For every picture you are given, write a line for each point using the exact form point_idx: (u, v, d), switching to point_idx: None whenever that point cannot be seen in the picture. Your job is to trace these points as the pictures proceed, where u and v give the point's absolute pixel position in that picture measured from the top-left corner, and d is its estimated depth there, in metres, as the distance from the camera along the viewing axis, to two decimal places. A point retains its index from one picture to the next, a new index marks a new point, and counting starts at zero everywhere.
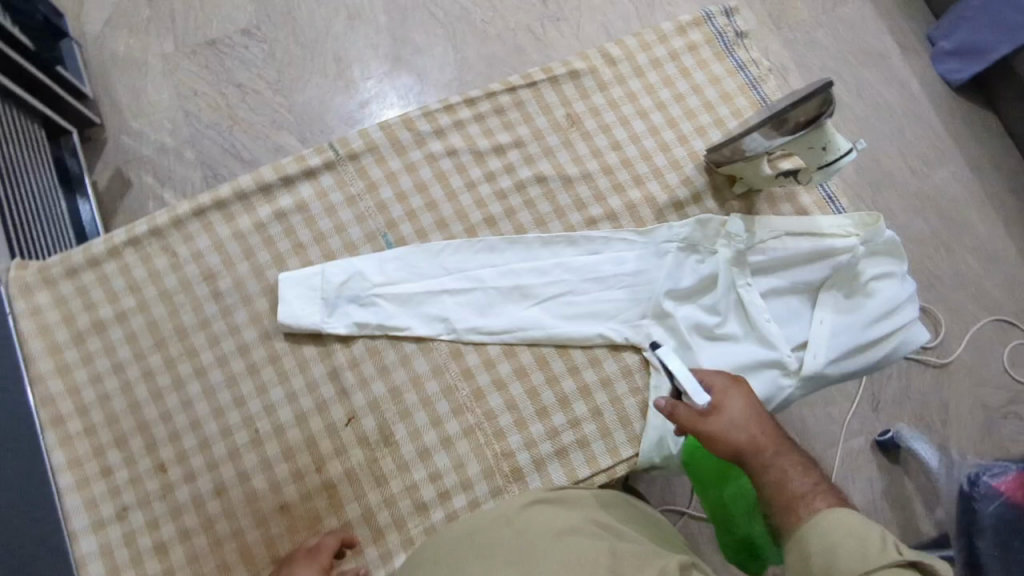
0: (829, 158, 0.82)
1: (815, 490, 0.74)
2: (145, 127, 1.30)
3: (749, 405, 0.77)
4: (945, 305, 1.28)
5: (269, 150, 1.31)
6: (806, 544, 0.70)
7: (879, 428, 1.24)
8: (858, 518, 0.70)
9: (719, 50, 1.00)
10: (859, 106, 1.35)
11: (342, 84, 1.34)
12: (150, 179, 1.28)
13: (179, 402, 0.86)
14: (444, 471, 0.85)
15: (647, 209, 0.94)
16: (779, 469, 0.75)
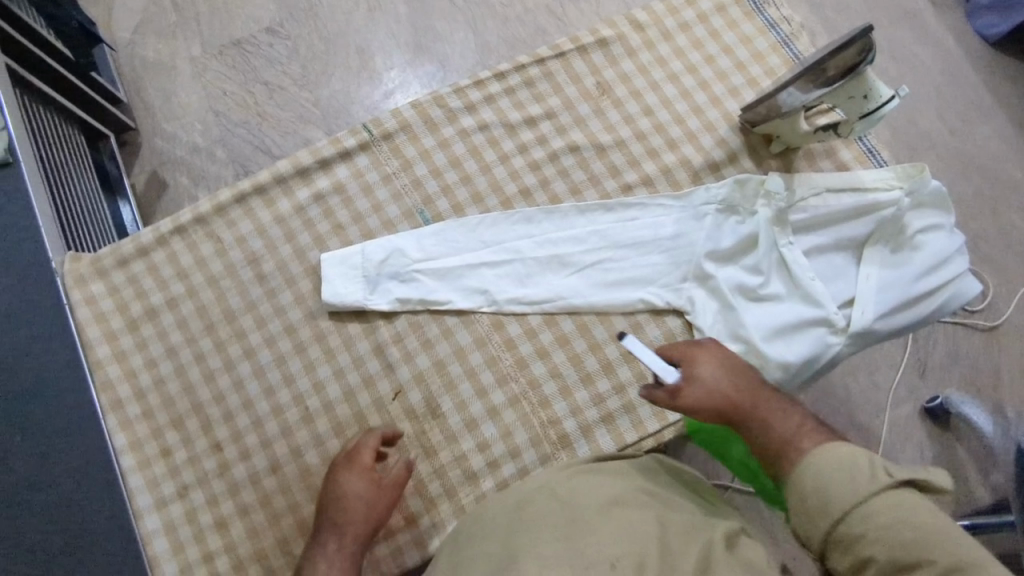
0: (871, 106, 0.80)
1: (801, 431, 0.71)
2: (179, 127, 1.33)
3: (718, 365, 0.75)
4: (993, 264, 1.24)
5: (298, 144, 1.33)
6: (800, 486, 0.67)
7: (927, 394, 1.21)
8: (845, 450, 0.67)
9: (748, 11, 0.98)
10: (893, 65, 1.31)
11: (365, 76, 1.36)
12: (185, 179, 1.31)
13: (231, 383, 0.88)
14: (492, 440, 0.86)
15: (682, 172, 0.93)
16: (764, 419, 0.73)
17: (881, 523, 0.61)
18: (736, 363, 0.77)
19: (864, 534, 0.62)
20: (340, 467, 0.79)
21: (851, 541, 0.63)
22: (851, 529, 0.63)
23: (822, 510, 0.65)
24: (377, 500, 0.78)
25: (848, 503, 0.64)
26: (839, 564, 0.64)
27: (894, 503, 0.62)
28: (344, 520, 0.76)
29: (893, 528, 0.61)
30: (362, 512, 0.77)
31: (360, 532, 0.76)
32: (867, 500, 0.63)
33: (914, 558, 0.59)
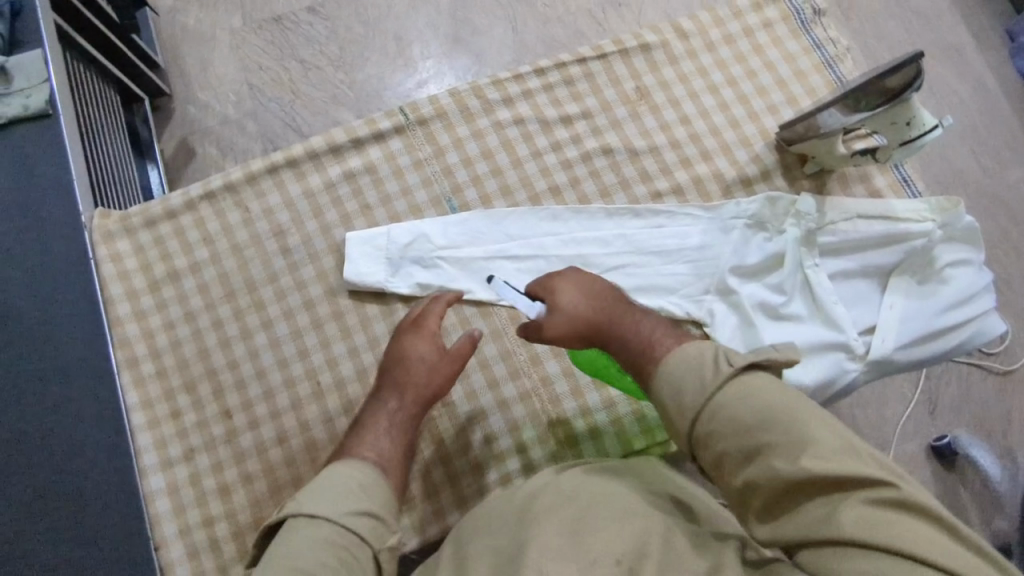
0: (913, 134, 0.79)
1: (657, 336, 0.73)
2: (213, 97, 1.34)
3: (578, 292, 0.77)
4: (1015, 307, 1.22)
5: (328, 124, 1.34)
6: (657, 395, 0.68)
7: (935, 433, 1.20)
8: (691, 348, 0.69)
9: (795, 29, 0.98)
10: (931, 98, 1.30)
11: (401, 62, 1.36)
12: (214, 148, 1.32)
13: (246, 351, 0.88)
14: (499, 433, 0.86)
15: (714, 184, 0.92)
16: (620, 334, 0.74)
17: (729, 415, 0.63)
18: (601, 285, 0.78)
19: (717, 427, 0.63)
20: (405, 331, 0.80)
21: (707, 440, 0.64)
22: (706, 426, 0.64)
23: (678, 414, 0.66)
24: (441, 368, 0.78)
25: (697, 399, 0.65)
26: (703, 461, 0.65)
27: (739, 389, 0.64)
28: (405, 382, 0.77)
29: (738, 417, 0.62)
30: (423, 375, 0.78)
31: (421, 394, 0.77)
32: (715, 395, 0.64)
33: (762, 442, 0.60)
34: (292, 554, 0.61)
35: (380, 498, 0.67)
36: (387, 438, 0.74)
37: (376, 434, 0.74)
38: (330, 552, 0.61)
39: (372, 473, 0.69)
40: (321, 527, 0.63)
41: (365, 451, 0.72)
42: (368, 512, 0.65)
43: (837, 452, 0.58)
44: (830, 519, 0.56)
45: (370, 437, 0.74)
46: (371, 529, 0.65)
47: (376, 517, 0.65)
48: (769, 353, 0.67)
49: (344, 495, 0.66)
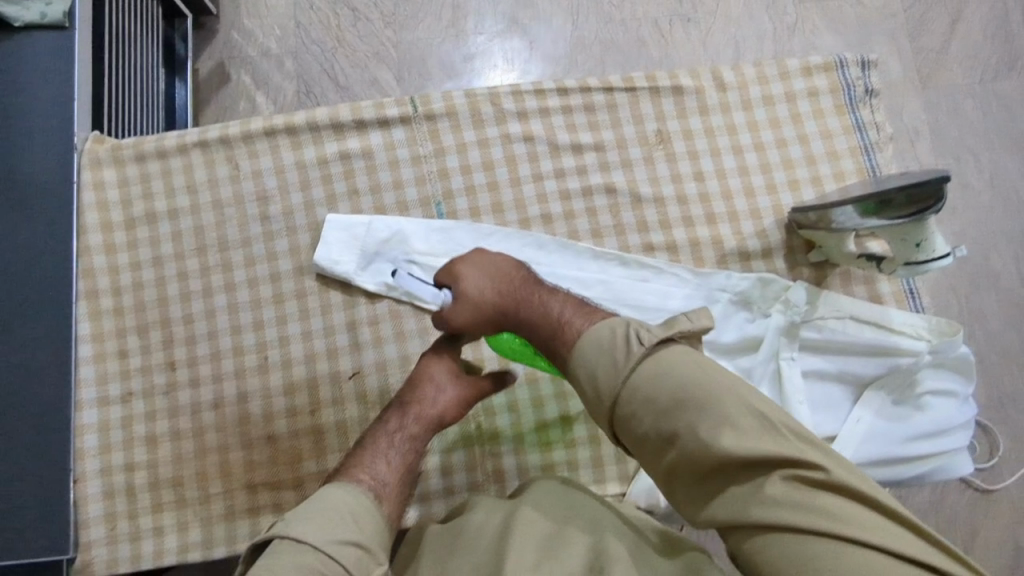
0: (919, 258, 0.73)
1: (569, 314, 0.65)
2: (257, 27, 1.32)
3: (483, 273, 0.70)
4: (1011, 430, 1.16)
5: (364, 81, 1.30)
6: (572, 376, 0.62)
7: None
8: (602, 331, 0.61)
9: (841, 104, 0.91)
10: (986, 193, 1.21)
11: (453, 33, 1.31)
12: (247, 79, 1.30)
13: (204, 308, 0.88)
14: (429, 450, 0.84)
15: (710, 251, 0.88)
16: (530, 318, 0.66)
17: (648, 396, 0.58)
18: (508, 265, 0.71)
19: (636, 409, 0.58)
20: (421, 360, 0.76)
21: (628, 424, 0.59)
22: (624, 407, 0.59)
23: (595, 395, 0.60)
24: (446, 391, 0.74)
25: (613, 384, 0.59)
26: (624, 441, 0.61)
27: (653, 365, 0.58)
28: (408, 403, 0.73)
29: (654, 400, 0.57)
30: (432, 397, 0.73)
31: (424, 414, 0.72)
32: (630, 376, 0.59)
33: (682, 425, 0.56)
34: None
35: (369, 528, 0.62)
36: (384, 458, 0.69)
37: (372, 455, 0.69)
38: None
39: (362, 497, 0.64)
40: (304, 551, 0.58)
41: (360, 473, 0.67)
42: (356, 541, 0.60)
43: (757, 430, 0.55)
44: (759, 497, 0.54)
45: (368, 458, 0.69)
46: (357, 560, 0.59)
47: (365, 547, 0.60)
48: (682, 326, 0.61)
49: (331, 522, 0.60)
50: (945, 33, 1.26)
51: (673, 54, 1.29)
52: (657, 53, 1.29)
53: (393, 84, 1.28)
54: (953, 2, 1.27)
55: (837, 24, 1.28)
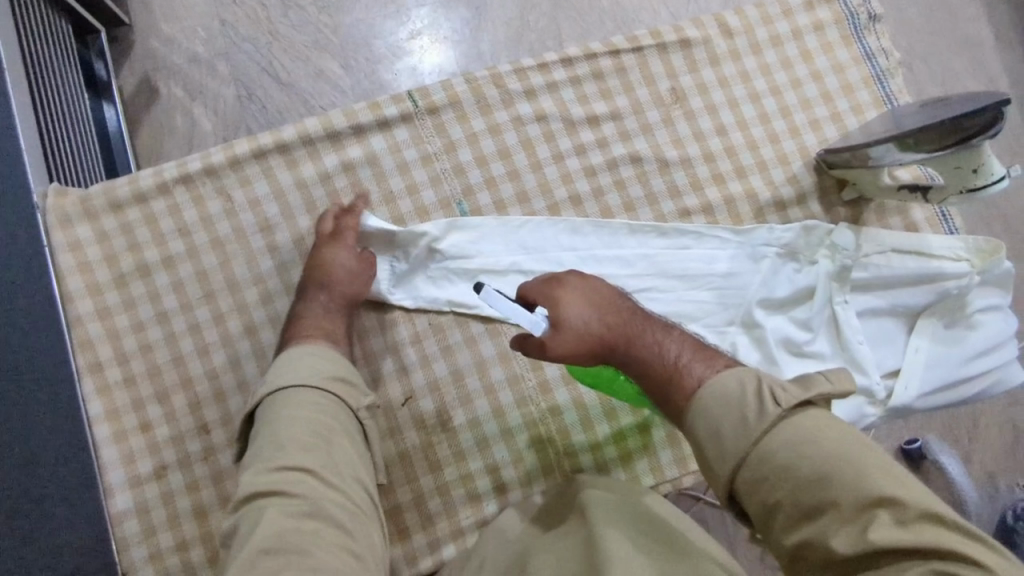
0: (977, 183, 0.72)
1: (685, 358, 0.66)
2: (179, 30, 1.14)
3: (585, 304, 0.68)
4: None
5: (310, 75, 1.14)
6: (692, 427, 0.61)
7: (905, 435, 1.12)
8: (731, 381, 0.61)
9: (847, 34, 0.89)
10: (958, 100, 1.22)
11: (392, 8, 1.16)
12: (180, 91, 1.13)
13: (227, 360, 0.79)
14: (502, 463, 0.81)
15: (746, 205, 0.86)
16: (639, 359, 0.67)
17: (783, 463, 0.56)
18: (607, 294, 0.70)
19: (768, 474, 0.57)
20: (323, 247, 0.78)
21: (754, 488, 0.57)
22: (752, 470, 0.57)
23: (719, 454, 0.59)
24: (358, 267, 0.79)
25: (746, 444, 0.58)
26: (748, 508, 0.59)
27: (792, 434, 0.57)
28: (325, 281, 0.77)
29: (795, 469, 0.56)
30: (344, 274, 0.78)
31: (342, 288, 0.77)
32: (763, 439, 0.58)
33: (826, 497, 0.54)
34: (289, 418, 0.68)
35: (342, 364, 0.74)
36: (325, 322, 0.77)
37: (314, 319, 0.77)
38: (318, 412, 0.69)
39: (323, 347, 0.74)
40: (304, 392, 0.70)
41: (311, 333, 0.75)
42: (338, 375, 0.73)
43: (911, 519, 0.52)
44: None
45: (311, 323, 0.76)
46: (345, 389, 0.73)
47: (347, 380, 0.73)
48: (821, 388, 0.60)
49: (313, 368, 0.72)
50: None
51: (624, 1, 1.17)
52: (609, 2, 1.17)
53: (344, 76, 1.14)
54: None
55: None
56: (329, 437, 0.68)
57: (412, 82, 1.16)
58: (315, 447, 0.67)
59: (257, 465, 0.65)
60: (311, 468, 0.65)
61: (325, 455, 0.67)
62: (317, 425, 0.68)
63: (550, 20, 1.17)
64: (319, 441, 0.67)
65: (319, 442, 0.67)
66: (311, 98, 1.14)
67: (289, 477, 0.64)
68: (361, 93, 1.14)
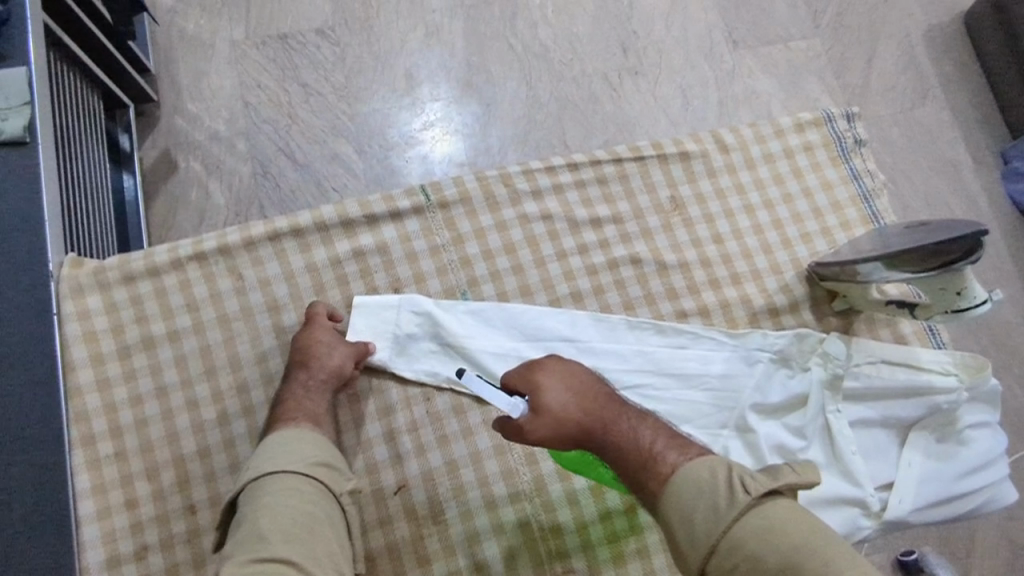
0: (961, 304, 0.75)
1: (659, 446, 0.68)
2: (204, 111, 1.20)
3: (564, 387, 0.71)
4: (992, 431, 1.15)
5: (325, 157, 1.20)
6: (665, 513, 0.63)
7: (902, 547, 1.10)
8: (703, 471, 0.63)
9: (835, 156, 0.95)
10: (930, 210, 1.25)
11: (408, 101, 1.23)
12: (198, 166, 1.18)
13: (221, 439, 0.79)
14: (492, 561, 0.78)
15: (742, 310, 0.88)
16: (616, 445, 0.68)
17: (751, 553, 0.58)
18: (586, 380, 0.73)
19: (738, 562, 0.58)
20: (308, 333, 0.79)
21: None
22: (723, 559, 0.59)
23: (691, 541, 0.61)
24: (339, 347, 0.79)
25: (718, 531, 0.60)
26: None
27: (759, 523, 0.59)
28: (307, 364, 0.77)
29: (762, 558, 0.58)
30: (324, 354, 0.78)
31: (322, 365, 0.77)
32: (734, 526, 0.60)
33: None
34: (275, 504, 0.66)
35: (325, 449, 0.73)
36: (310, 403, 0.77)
37: (295, 401, 0.77)
38: (303, 499, 0.68)
39: (302, 430, 0.74)
40: (289, 478, 0.69)
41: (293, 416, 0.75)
42: (324, 462, 0.72)
43: None
44: None
45: (293, 405, 0.76)
46: (330, 475, 0.72)
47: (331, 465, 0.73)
48: (789, 479, 0.63)
49: (297, 454, 0.71)
50: (865, 68, 1.30)
51: (627, 107, 1.26)
52: (612, 107, 1.25)
53: (357, 161, 1.20)
54: (866, 40, 1.31)
55: (771, 67, 1.29)
56: (312, 526, 0.66)
57: (422, 171, 1.22)
58: (295, 538, 0.64)
59: (238, 557, 0.63)
60: (294, 560, 0.62)
61: (309, 546, 0.65)
62: (302, 515, 0.67)
63: (556, 121, 1.25)
64: (302, 531, 0.65)
65: (303, 531, 0.65)
66: (324, 179, 1.19)
67: (271, 568, 0.61)
68: (372, 179, 1.20)
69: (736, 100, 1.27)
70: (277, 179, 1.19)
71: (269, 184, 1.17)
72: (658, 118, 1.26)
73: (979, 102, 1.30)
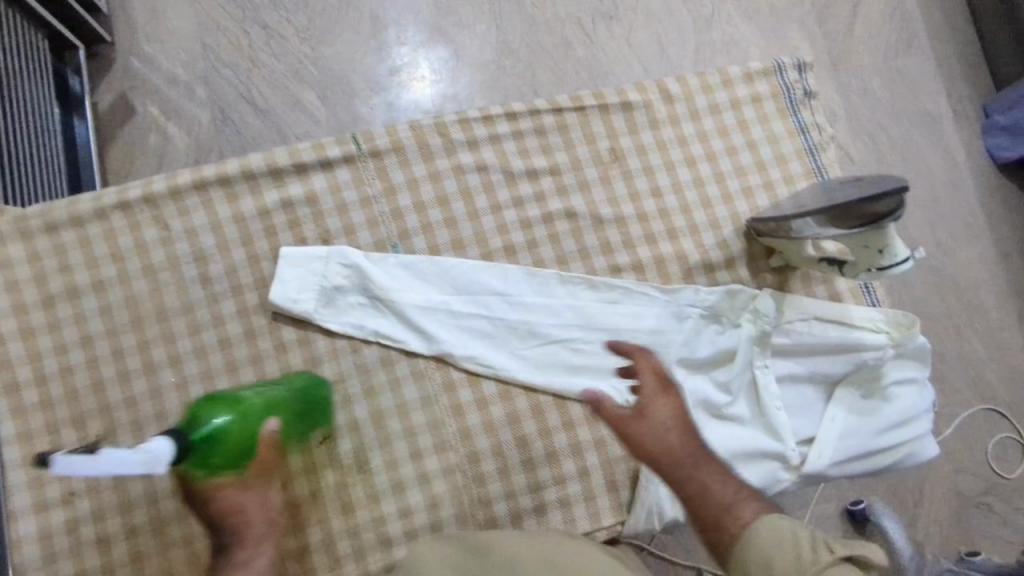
0: (884, 263, 0.75)
1: (741, 493, 0.68)
2: (161, 53, 1.16)
3: (674, 411, 0.71)
4: (946, 386, 1.16)
5: (286, 103, 1.16)
6: (744, 556, 0.64)
7: (851, 496, 1.13)
8: (783, 523, 0.65)
9: (783, 108, 0.93)
10: (902, 164, 1.21)
11: (374, 45, 1.19)
12: (156, 111, 1.15)
13: (147, 388, 0.80)
14: (416, 508, 0.80)
15: (676, 265, 0.88)
16: (699, 477, 0.68)
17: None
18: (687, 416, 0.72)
19: None
20: (232, 482, 0.68)
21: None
22: None
23: None
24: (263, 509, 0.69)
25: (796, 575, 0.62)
26: None
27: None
28: (243, 534, 0.67)
29: None
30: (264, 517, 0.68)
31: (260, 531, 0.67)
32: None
33: None
34: None
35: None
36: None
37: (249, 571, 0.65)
38: None
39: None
40: None
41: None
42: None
43: None
44: None
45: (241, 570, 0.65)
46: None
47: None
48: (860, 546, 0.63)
49: None
50: (851, 13, 1.25)
51: (600, 54, 1.22)
52: (584, 54, 1.21)
53: (320, 107, 1.17)
54: None
55: (751, 13, 1.24)
56: None
57: (387, 117, 1.19)
58: None
59: None
60: None
61: None
62: None
63: (527, 67, 1.21)
64: None
65: None
66: (285, 126, 1.16)
67: None
68: (334, 125, 1.17)
69: (712, 48, 1.23)
70: (238, 126, 1.16)
71: (232, 132, 1.15)
72: (632, 66, 1.22)
73: (962, 52, 1.25)
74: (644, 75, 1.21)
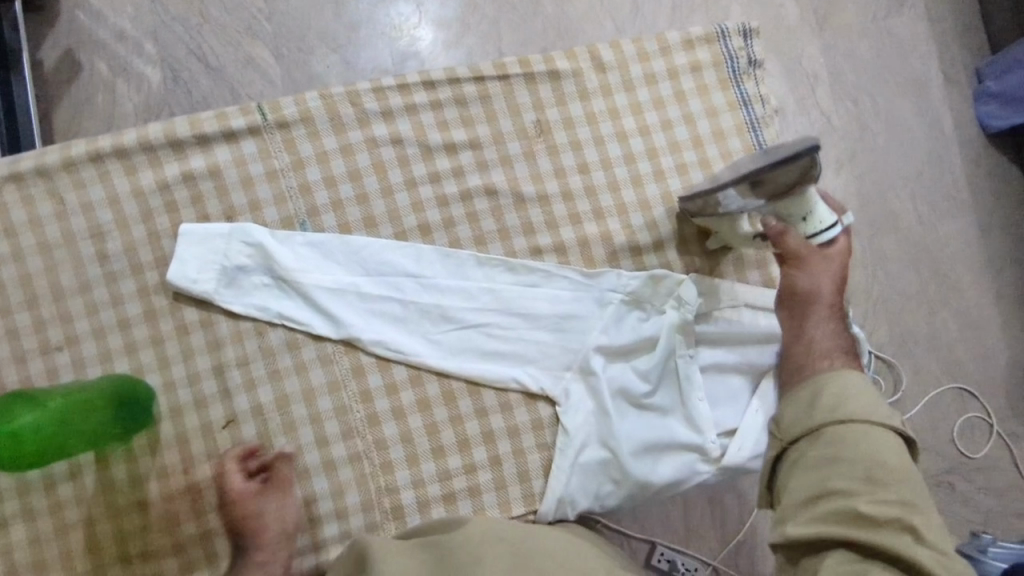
0: (809, 230, 0.74)
1: (837, 346, 0.75)
2: (108, 6, 1.08)
3: (833, 265, 0.76)
4: (914, 365, 1.12)
5: (239, 62, 1.09)
6: (823, 387, 0.71)
7: None
8: (863, 381, 0.72)
9: (724, 78, 0.86)
10: (884, 133, 1.14)
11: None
12: (105, 68, 1.07)
13: (44, 369, 0.77)
14: (320, 494, 0.78)
15: (601, 247, 0.83)
16: (808, 323, 0.76)
17: (862, 449, 0.66)
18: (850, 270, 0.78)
19: (856, 447, 0.66)
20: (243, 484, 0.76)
21: (828, 464, 0.66)
22: (845, 436, 0.67)
23: (831, 413, 0.69)
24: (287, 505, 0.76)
25: (861, 417, 0.68)
26: (813, 454, 0.68)
27: (895, 452, 0.66)
28: (262, 537, 0.75)
29: (880, 459, 0.65)
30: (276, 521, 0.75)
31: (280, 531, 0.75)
32: (870, 426, 0.68)
33: (881, 483, 0.63)
34: None
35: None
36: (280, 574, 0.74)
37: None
38: None
39: None
40: None
41: None
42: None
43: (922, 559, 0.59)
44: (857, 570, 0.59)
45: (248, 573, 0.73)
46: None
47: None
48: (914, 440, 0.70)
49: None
50: None
51: (570, 10, 1.13)
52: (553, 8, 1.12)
53: (274, 66, 1.09)
54: None
55: None
56: None
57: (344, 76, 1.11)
58: None
59: None
60: None
61: None
62: None
63: (492, 23, 1.13)
64: None
65: None
66: (238, 86, 1.08)
67: None
68: (289, 86, 1.10)
69: (689, 5, 1.14)
70: (189, 87, 1.08)
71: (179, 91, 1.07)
72: (602, 23, 1.13)
73: (954, 13, 1.16)
74: (616, 33, 1.12)
